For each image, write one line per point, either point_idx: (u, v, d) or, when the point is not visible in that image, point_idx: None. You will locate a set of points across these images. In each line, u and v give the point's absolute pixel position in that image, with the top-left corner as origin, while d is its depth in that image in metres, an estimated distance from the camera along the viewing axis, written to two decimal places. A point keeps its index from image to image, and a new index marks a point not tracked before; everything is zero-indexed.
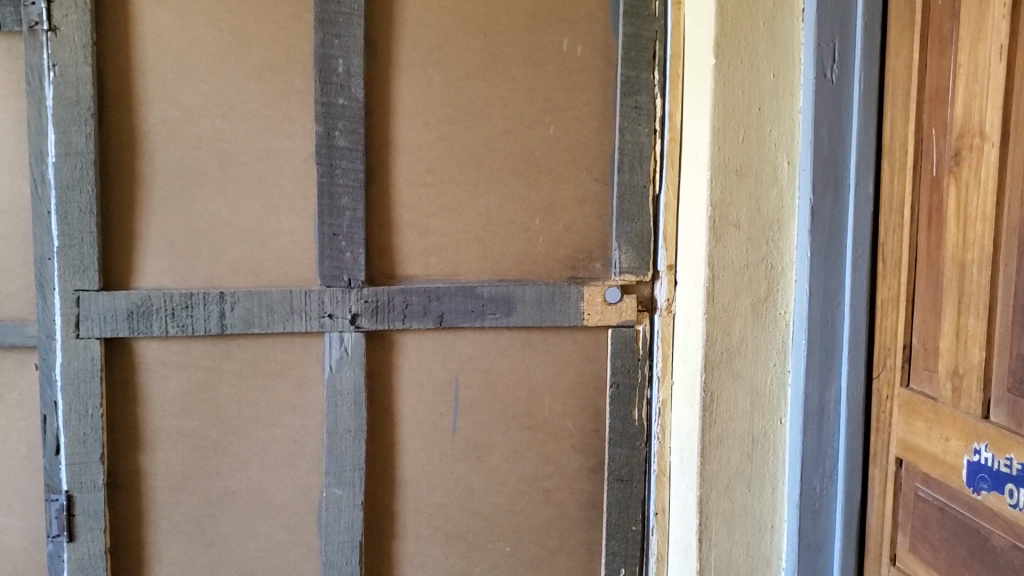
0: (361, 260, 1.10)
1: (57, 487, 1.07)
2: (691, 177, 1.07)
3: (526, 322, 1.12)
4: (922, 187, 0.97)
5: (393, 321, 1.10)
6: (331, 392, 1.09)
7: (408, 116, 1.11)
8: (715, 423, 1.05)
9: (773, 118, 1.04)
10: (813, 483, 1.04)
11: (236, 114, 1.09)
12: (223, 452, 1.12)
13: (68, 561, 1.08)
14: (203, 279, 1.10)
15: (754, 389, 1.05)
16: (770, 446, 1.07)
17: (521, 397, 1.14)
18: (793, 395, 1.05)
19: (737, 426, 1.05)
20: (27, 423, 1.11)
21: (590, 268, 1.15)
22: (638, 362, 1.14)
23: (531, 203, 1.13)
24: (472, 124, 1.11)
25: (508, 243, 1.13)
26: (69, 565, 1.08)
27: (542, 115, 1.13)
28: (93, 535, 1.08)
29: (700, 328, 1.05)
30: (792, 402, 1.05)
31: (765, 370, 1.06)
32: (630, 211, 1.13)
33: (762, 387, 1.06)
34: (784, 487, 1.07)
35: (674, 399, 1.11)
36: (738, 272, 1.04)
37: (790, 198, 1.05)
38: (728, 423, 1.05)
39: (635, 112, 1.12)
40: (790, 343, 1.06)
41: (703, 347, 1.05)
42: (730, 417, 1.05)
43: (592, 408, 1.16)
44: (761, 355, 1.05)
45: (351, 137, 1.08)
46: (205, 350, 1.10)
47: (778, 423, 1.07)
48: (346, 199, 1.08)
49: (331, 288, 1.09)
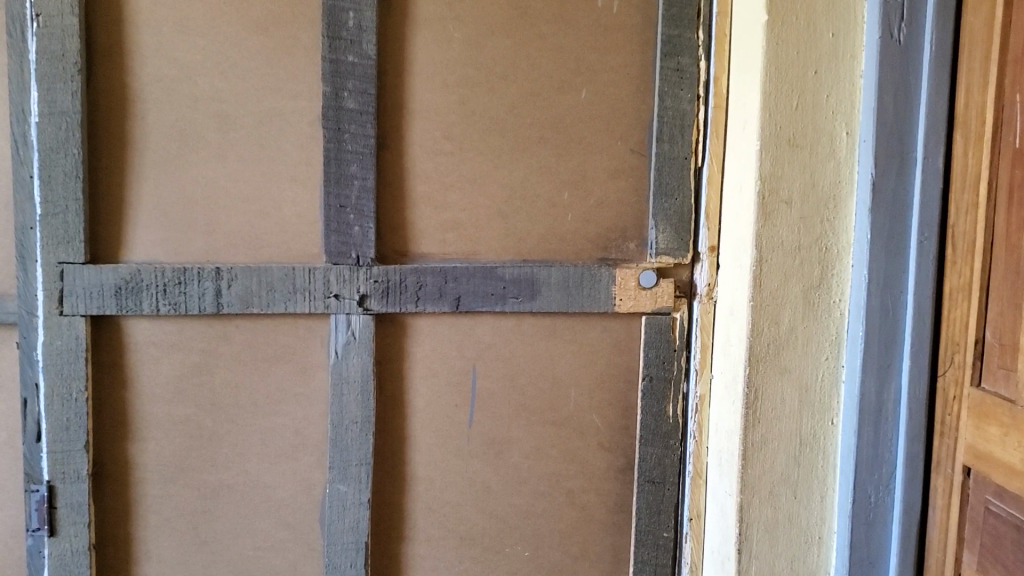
0: (371, 235, 1.00)
1: (39, 477, 0.99)
2: (739, 148, 0.96)
3: (551, 307, 1.02)
4: (1003, 160, 0.85)
5: (405, 304, 1.01)
6: (337, 380, 1.00)
7: (425, 76, 1.00)
8: (759, 423, 0.95)
9: (831, 82, 0.93)
10: (867, 492, 0.94)
11: (237, 72, 1.00)
12: (219, 442, 1.02)
13: (48, 558, 0.99)
14: (199, 254, 1.01)
15: (803, 385, 0.95)
16: (820, 450, 0.96)
17: (544, 389, 1.04)
18: (847, 393, 0.94)
19: (783, 427, 0.95)
20: (7, 407, 1.02)
21: (623, 249, 1.05)
22: (673, 354, 1.04)
23: (559, 175, 1.03)
24: (496, 87, 1.01)
25: (533, 220, 1.03)
26: (50, 562, 0.99)
27: (572, 78, 1.02)
28: (77, 530, 0.99)
29: (745, 317, 0.95)
30: (845, 400, 0.95)
31: (816, 365, 0.95)
32: (669, 185, 1.02)
33: (812, 383, 0.95)
34: (834, 495, 0.96)
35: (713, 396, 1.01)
36: (788, 254, 0.93)
37: (848, 172, 0.94)
38: (774, 423, 0.95)
39: (676, 76, 1.01)
40: (845, 335, 0.95)
41: (747, 337, 0.94)
42: (776, 415, 0.95)
43: (622, 402, 1.05)
44: (812, 348, 0.95)
45: (362, 98, 0.98)
46: (200, 331, 1.01)
47: (829, 424, 0.96)
48: (355, 167, 0.99)
49: (337, 266, 1.00)
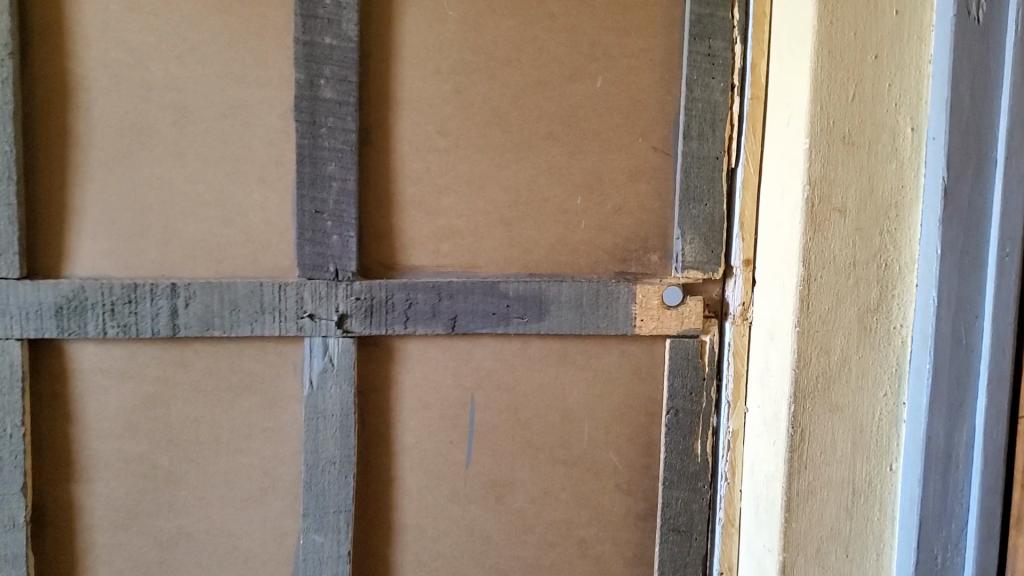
0: (351, 246, 0.86)
1: None
2: (783, 146, 0.82)
3: (562, 329, 0.88)
4: None
5: (392, 325, 0.86)
6: (312, 414, 0.87)
7: (414, 61, 0.86)
8: (806, 470, 0.81)
9: (894, 68, 0.78)
10: (933, 552, 0.80)
11: (196, 56, 0.86)
12: (177, 484, 0.89)
13: None
14: (153, 267, 0.87)
15: (857, 426, 0.81)
16: (877, 502, 0.82)
17: (553, 424, 0.90)
18: (909, 435, 0.80)
19: (834, 474, 0.81)
20: None
21: (644, 263, 0.90)
22: (702, 384, 0.89)
23: (570, 177, 0.88)
24: (498, 73, 0.87)
25: (540, 228, 0.89)
26: None
27: (586, 64, 0.87)
28: None
29: (789, 345, 0.81)
30: (907, 444, 0.80)
31: (873, 402, 0.81)
32: (698, 189, 0.88)
33: (868, 423, 0.81)
34: (892, 553, 0.82)
35: (749, 432, 0.87)
36: (840, 272, 0.79)
37: (913, 174, 0.79)
38: (824, 470, 0.81)
39: (707, 61, 0.87)
40: (907, 366, 0.81)
41: (791, 369, 0.80)
42: (826, 461, 0.81)
43: (642, 439, 0.91)
44: (867, 382, 0.81)
45: (341, 86, 0.84)
46: (154, 356, 0.87)
47: (887, 470, 0.82)
48: (333, 166, 0.85)
49: (312, 281, 0.86)
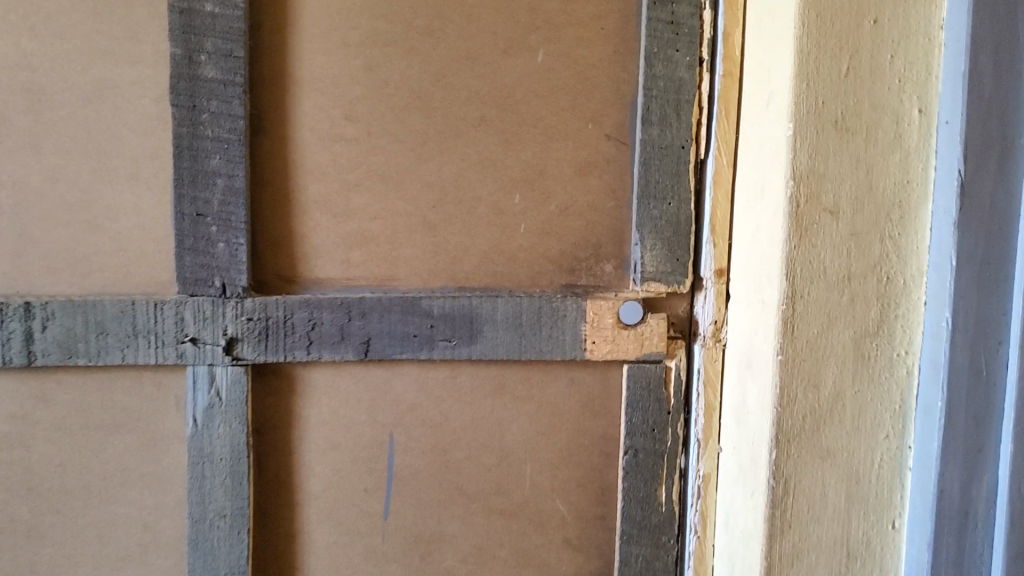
0: (241, 255, 0.71)
1: None
2: (761, 134, 0.67)
3: (497, 353, 0.73)
4: None
5: (293, 351, 0.72)
6: (197, 458, 0.72)
7: (316, 32, 0.71)
8: (791, 530, 0.66)
9: (898, 36, 0.63)
10: None
11: (51, 27, 0.70)
12: (39, 542, 0.74)
13: None
14: (4, 283, 0.72)
15: (852, 475, 0.66)
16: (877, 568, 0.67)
17: (488, 467, 0.76)
18: (915, 488, 0.65)
19: (824, 534, 0.66)
20: None
21: (596, 273, 0.76)
22: (667, 419, 0.75)
23: (506, 171, 0.74)
24: (418, 46, 0.71)
25: (471, 233, 0.74)
26: None
27: (524, 33, 0.72)
28: None
29: (769, 377, 0.66)
30: (914, 497, 0.66)
31: (872, 446, 0.66)
32: (660, 184, 0.73)
33: (866, 472, 0.66)
34: None
35: (721, 476, 0.73)
36: (831, 287, 0.64)
37: (922, 167, 0.64)
38: (812, 529, 0.66)
39: (670, 31, 0.72)
40: (915, 403, 0.66)
41: (772, 408, 0.65)
42: (815, 518, 0.66)
43: (595, 484, 0.77)
44: (865, 422, 0.66)
45: (226, 63, 0.69)
46: (7, 390, 0.72)
47: (890, 530, 0.66)
48: (218, 160, 0.70)
49: (194, 298, 0.71)
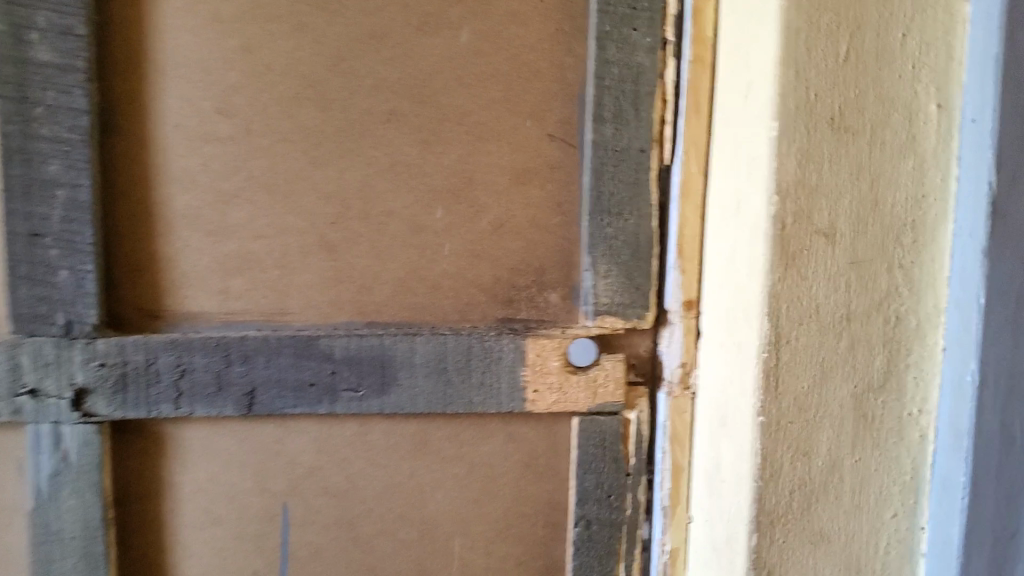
0: (89, 284, 0.57)
1: None
2: (739, 134, 0.53)
3: (416, 406, 0.59)
4: None
5: (160, 404, 0.58)
6: (40, 535, 0.58)
7: (182, 5, 0.57)
8: None
9: (913, 10, 0.49)
10: None
11: None
12: None
13: None
14: None
15: (852, 564, 0.53)
16: None
17: (407, 542, 0.62)
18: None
19: None
20: None
21: (538, 303, 0.62)
22: (626, 483, 0.61)
23: (425, 180, 0.60)
24: (309, 23, 0.58)
25: (381, 256, 0.60)
26: None
27: (443, 6, 0.58)
28: None
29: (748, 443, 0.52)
30: None
31: (877, 527, 0.52)
32: (616, 196, 0.59)
33: (868, 559, 0.53)
34: None
35: (693, 555, 0.59)
36: (825, 330, 0.51)
37: (941, 177, 0.50)
38: None
39: (626, 6, 0.58)
40: (931, 473, 0.52)
41: (751, 483, 0.51)
42: None
43: (539, 561, 0.63)
44: (869, 498, 0.52)
45: (65, 43, 0.54)
46: None
47: None
48: (57, 165, 0.55)
49: (34, 338, 0.57)
